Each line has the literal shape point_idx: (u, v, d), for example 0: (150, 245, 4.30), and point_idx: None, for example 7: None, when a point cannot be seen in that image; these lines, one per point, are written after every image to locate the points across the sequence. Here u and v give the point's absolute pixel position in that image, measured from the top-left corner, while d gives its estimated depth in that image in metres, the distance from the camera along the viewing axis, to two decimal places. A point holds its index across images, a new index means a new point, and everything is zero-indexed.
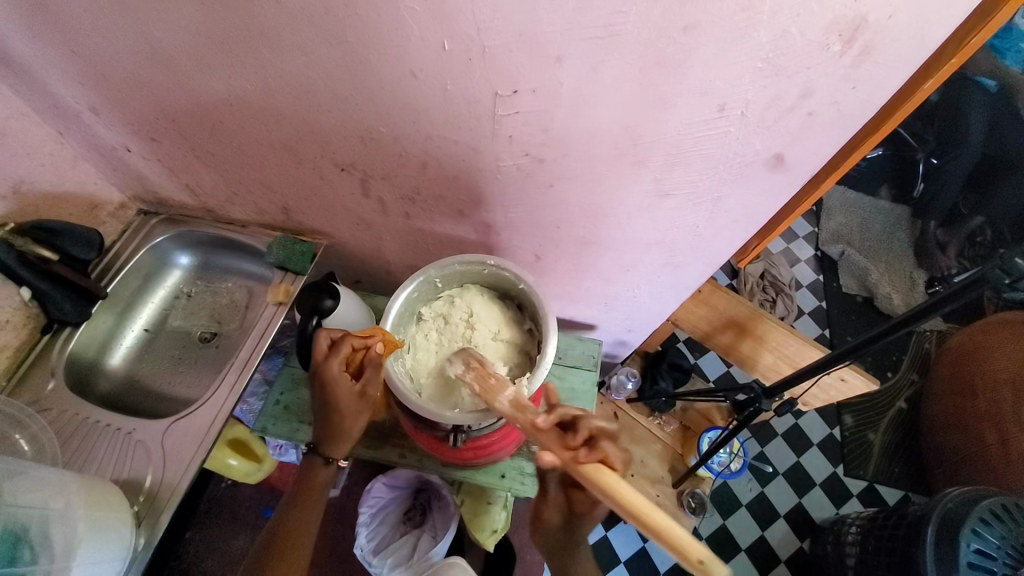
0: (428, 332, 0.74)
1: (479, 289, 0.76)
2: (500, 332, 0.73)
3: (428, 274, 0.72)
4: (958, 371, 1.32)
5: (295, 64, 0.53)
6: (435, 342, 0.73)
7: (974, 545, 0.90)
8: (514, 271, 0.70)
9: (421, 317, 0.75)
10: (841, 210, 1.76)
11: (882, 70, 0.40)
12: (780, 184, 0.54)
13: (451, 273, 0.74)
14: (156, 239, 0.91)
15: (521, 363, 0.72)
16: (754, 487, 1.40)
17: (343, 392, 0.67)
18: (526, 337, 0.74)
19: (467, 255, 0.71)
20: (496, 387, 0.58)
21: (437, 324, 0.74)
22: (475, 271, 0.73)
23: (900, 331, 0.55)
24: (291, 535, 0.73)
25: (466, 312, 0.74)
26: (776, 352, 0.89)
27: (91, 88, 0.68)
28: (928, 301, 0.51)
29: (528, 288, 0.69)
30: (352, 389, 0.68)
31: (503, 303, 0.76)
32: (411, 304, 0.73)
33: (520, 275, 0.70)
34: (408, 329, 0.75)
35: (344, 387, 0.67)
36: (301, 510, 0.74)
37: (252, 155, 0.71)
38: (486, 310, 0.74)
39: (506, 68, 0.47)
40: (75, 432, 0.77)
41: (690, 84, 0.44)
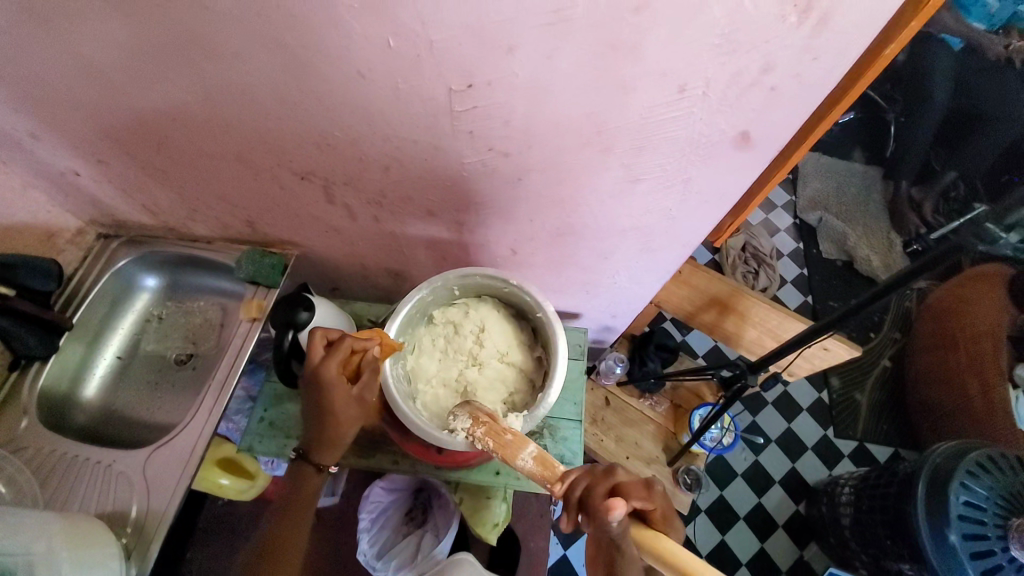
0: (435, 337, 0.74)
1: (495, 304, 0.75)
2: (509, 353, 0.73)
3: (446, 280, 0.70)
4: (939, 327, 1.34)
5: (236, 72, 0.51)
6: (441, 350, 0.73)
7: (963, 498, 0.92)
8: (535, 296, 0.69)
9: (432, 319, 0.75)
10: (817, 176, 1.77)
11: (841, 39, 0.39)
12: (748, 161, 0.53)
13: (470, 284, 0.73)
14: (119, 263, 0.88)
15: (520, 388, 0.72)
16: (750, 457, 1.41)
17: (340, 393, 0.65)
18: (534, 364, 0.73)
19: (489, 270, 0.70)
20: (514, 443, 0.58)
21: (447, 331, 0.74)
22: (497, 287, 0.72)
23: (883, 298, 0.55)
24: (283, 552, 0.69)
25: (477, 325, 0.73)
26: (759, 327, 0.88)
27: (27, 113, 0.64)
28: (908, 267, 0.50)
29: (546, 317, 0.68)
30: (350, 391, 0.65)
31: (517, 323, 0.75)
32: (424, 306, 0.73)
33: (540, 302, 0.69)
34: (415, 330, 0.74)
35: (343, 388, 0.65)
36: (292, 523, 0.71)
37: (207, 169, 0.68)
38: (498, 328, 0.73)
39: (456, 61, 0.45)
40: (54, 468, 0.75)
41: (648, 66, 0.43)
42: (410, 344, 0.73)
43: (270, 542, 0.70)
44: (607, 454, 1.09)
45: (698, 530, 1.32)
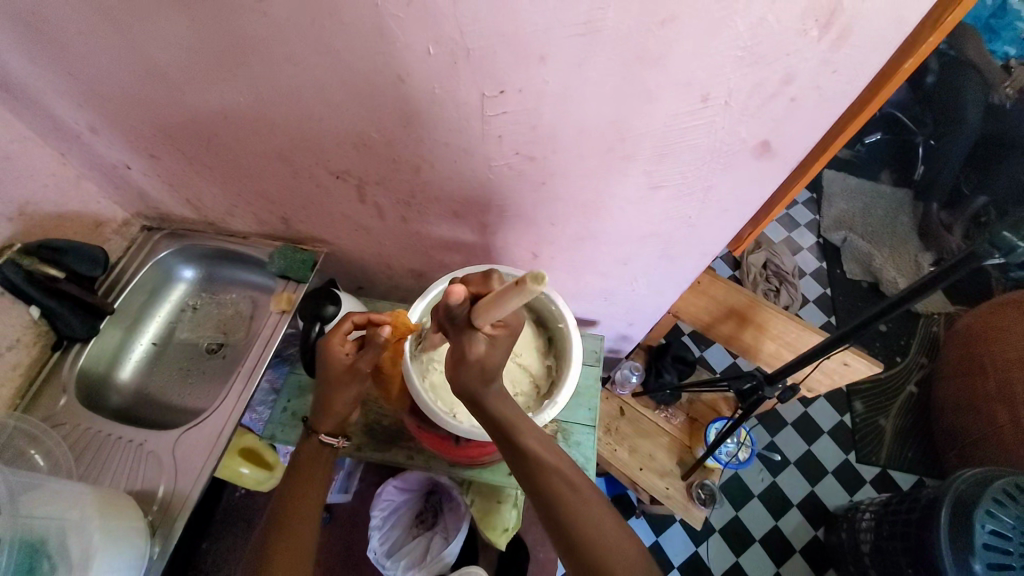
0: None
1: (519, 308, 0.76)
2: (524, 356, 0.73)
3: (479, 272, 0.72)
4: (967, 353, 1.31)
5: (285, 75, 0.55)
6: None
7: (988, 526, 0.89)
8: (561, 304, 0.71)
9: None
10: (842, 196, 1.76)
11: (861, 53, 0.41)
12: (770, 170, 0.54)
13: None
14: (160, 254, 0.93)
15: (526, 391, 0.72)
16: (766, 478, 1.39)
17: (334, 359, 0.69)
18: (543, 372, 0.73)
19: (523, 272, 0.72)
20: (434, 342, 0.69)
21: None
22: (523, 290, 0.74)
23: (901, 309, 0.55)
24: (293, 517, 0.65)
25: None
26: (778, 340, 0.88)
27: (91, 109, 0.69)
28: (928, 275, 0.51)
29: (568, 328, 0.70)
30: (343, 358, 0.69)
31: (536, 329, 0.76)
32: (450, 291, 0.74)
33: (566, 313, 0.70)
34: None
35: (337, 353, 0.69)
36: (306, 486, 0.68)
37: (250, 166, 0.72)
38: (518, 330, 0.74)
39: (490, 68, 0.47)
40: (88, 445, 0.79)
41: (673, 76, 0.45)
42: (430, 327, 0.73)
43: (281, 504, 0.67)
44: (621, 464, 1.09)
45: (710, 550, 1.30)
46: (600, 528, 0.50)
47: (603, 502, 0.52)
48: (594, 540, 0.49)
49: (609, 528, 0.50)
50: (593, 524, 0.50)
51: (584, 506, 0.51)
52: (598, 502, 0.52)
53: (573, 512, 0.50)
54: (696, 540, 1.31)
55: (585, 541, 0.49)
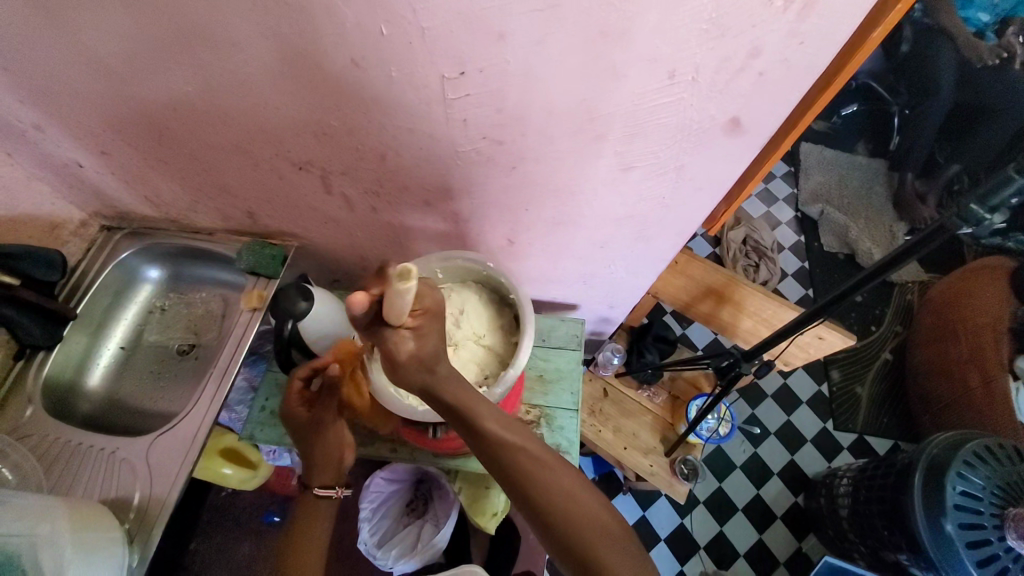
0: None
1: (476, 290, 0.75)
2: (486, 336, 0.72)
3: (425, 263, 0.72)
4: (939, 319, 1.34)
5: (234, 62, 0.52)
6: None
7: (959, 488, 0.92)
8: (511, 276, 0.71)
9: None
10: (819, 169, 1.76)
11: (827, 23, 0.40)
12: (741, 147, 0.53)
13: (453, 267, 0.74)
14: (122, 255, 0.89)
15: (495, 370, 0.69)
16: (748, 450, 1.42)
17: (294, 417, 0.73)
18: (509, 348, 0.71)
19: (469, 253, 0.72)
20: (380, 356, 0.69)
21: None
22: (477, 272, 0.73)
23: (876, 280, 0.55)
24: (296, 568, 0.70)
25: (457, 308, 0.73)
26: (756, 317, 0.88)
27: (31, 104, 0.65)
28: (901, 247, 0.51)
29: (520, 298, 0.69)
30: (302, 413, 0.73)
31: (498, 309, 0.74)
32: None
33: (518, 286, 0.70)
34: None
35: (295, 412, 0.73)
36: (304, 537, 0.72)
37: (208, 160, 0.69)
38: (477, 312, 0.73)
39: (449, 48, 0.45)
40: (58, 456, 0.76)
41: (638, 52, 0.43)
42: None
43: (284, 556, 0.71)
44: (606, 445, 1.09)
45: (696, 522, 1.33)
46: (586, 513, 0.50)
47: (585, 484, 0.52)
48: (582, 524, 0.49)
49: (594, 510, 0.51)
50: (579, 509, 0.50)
51: (568, 491, 0.51)
52: (581, 483, 0.52)
53: (560, 502, 0.50)
54: (682, 513, 1.34)
55: (573, 528, 0.49)
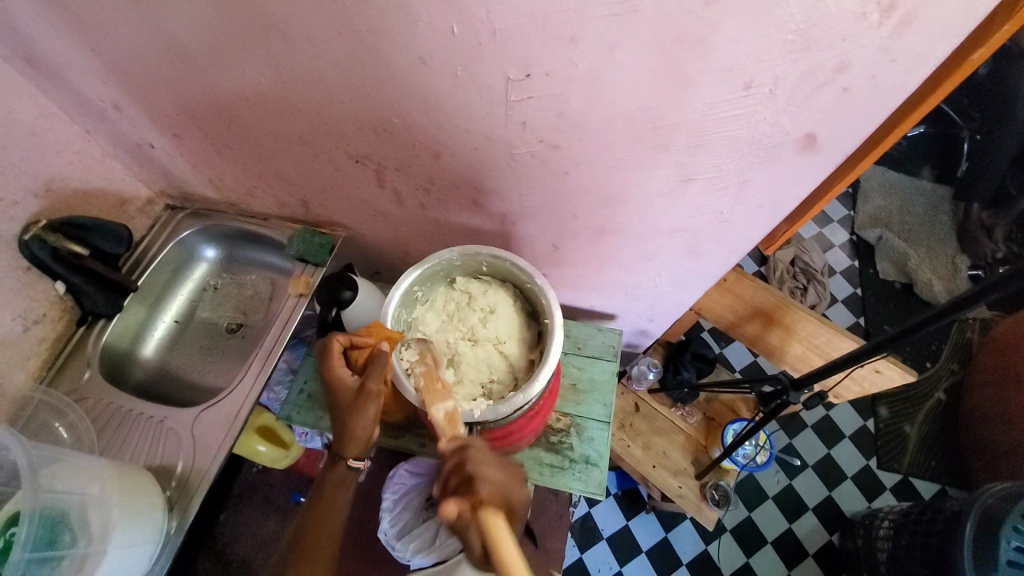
0: (448, 301, 0.73)
1: (513, 294, 0.73)
2: (506, 344, 0.70)
3: (475, 253, 0.69)
4: (1002, 361, 1.25)
5: (305, 55, 0.53)
6: (448, 313, 0.72)
7: (1014, 543, 0.84)
8: (552, 299, 0.65)
9: (454, 283, 0.74)
10: (879, 192, 1.68)
11: (925, 40, 0.37)
12: (813, 166, 0.51)
13: (498, 264, 0.71)
14: (183, 233, 0.93)
15: (503, 382, 0.69)
16: (782, 480, 1.36)
17: (344, 385, 0.66)
18: (525, 366, 0.69)
19: (516, 257, 0.68)
20: (439, 393, 0.61)
21: (461, 300, 0.72)
22: (521, 280, 0.69)
23: (945, 321, 0.51)
24: (313, 537, 0.70)
25: (489, 306, 0.71)
26: (806, 343, 0.84)
27: (115, 86, 0.69)
28: (971, 288, 0.47)
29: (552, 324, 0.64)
30: (352, 381, 0.66)
31: (527, 320, 0.72)
32: (448, 268, 0.72)
33: (552, 310, 0.64)
34: (434, 286, 0.74)
35: (346, 379, 0.66)
36: (324, 506, 0.72)
37: (271, 148, 0.71)
38: (506, 317, 0.71)
39: (518, 49, 0.45)
40: (111, 419, 0.80)
41: (714, 61, 0.42)
42: (425, 295, 0.73)
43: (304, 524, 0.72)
44: (634, 460, 1.07)
45: (720, 549, 1.28)
46: None
47: None
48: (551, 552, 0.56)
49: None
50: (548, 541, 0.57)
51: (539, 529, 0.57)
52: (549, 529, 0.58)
53: None
54: (706, 540, 1.29)
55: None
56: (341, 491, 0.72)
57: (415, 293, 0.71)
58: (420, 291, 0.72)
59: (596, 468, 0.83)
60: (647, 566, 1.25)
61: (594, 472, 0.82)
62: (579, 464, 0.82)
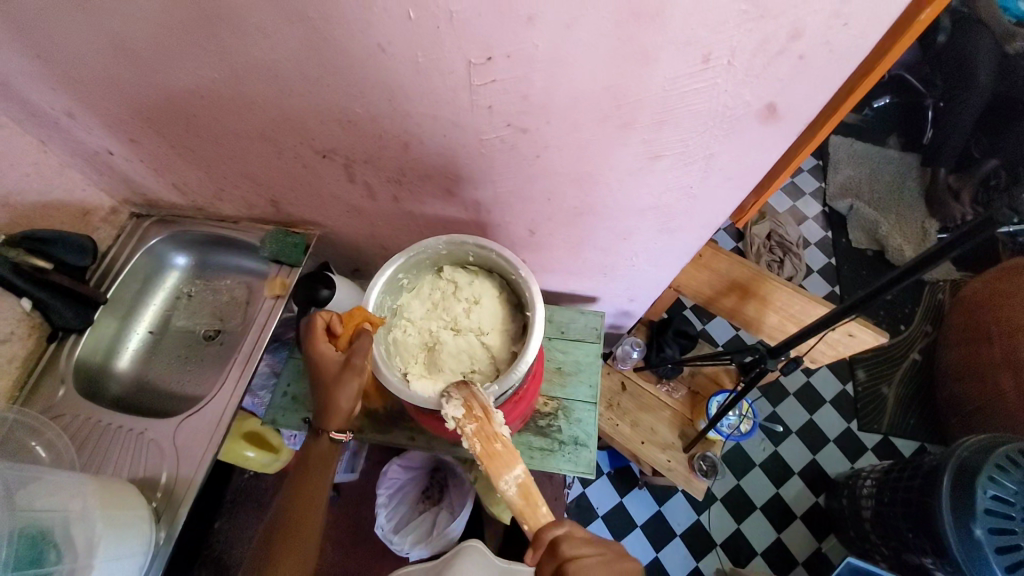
0: (434, 289, 0.72)
1: (501, 287, 0.72)
2: (489, 335, 0.69)
3: (464, 242, 0.68)
4: (972, 319, 1.29)
5: (262, 48, 0.52)
6: (432, 302, 0.71)
7: (990, 492, 0.89)
8: (537, 293, 0.64)
9: (441, 272, 0.73)
10: (848, 162, 1.71)
11: (874, 2, 0.38)
12: (776, 136, 0.51)
13: (486, 255, 0.70)
14: (150, 241, 0.91)
15: (485, 372, 0.67)
16: (768, 448, 1.40)
17: (328, 360, 0.65)
18: (508, 357, 0.68)
19: (503, 248, 0.67)
20: (501, 459, 0.59)
21: (446, 289, 0.71)
22: (507, 271, 0.69)
23: (907, 282, 0.53)
24: (298, 516, 0.67)
25: (474, 296, 0.70)
26: (782, 312, 0.86)
27: (65, 93, 0.66)
28: (934, 247, 0.49)
29: (534, 318, 0.63)
30: (336, 355, 0.65)
31: (512, 313, 0.71)
32: (437, 257, 0.71)
33: (535, 300, 0.64)
34: (421, 274, 0.73)
35: (330, 354, 0.65)
36: (307, 487, 0.67)
37: (234, 148, 0.70)
38: (491, 309, 0.70)
39: (477, 32, 0.44)
40: (89, 435, 0.79)
41: (671, 34, 0.42)
42: (411, 282, 0.72)
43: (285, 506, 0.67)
44: (623, 438, 1.09)
45: (712, 518, 1.31)
46: None
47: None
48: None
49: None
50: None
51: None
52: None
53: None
54: (698, 510, 1.32)
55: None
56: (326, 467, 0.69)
57: (400, 280, 0.70)
58: (406, 279, 0.71)
59: (585, 448, 0.84)
60: (643, 540, 1.28)
61: (583, 452, 0.83)
62: (569, 446, 0.83)
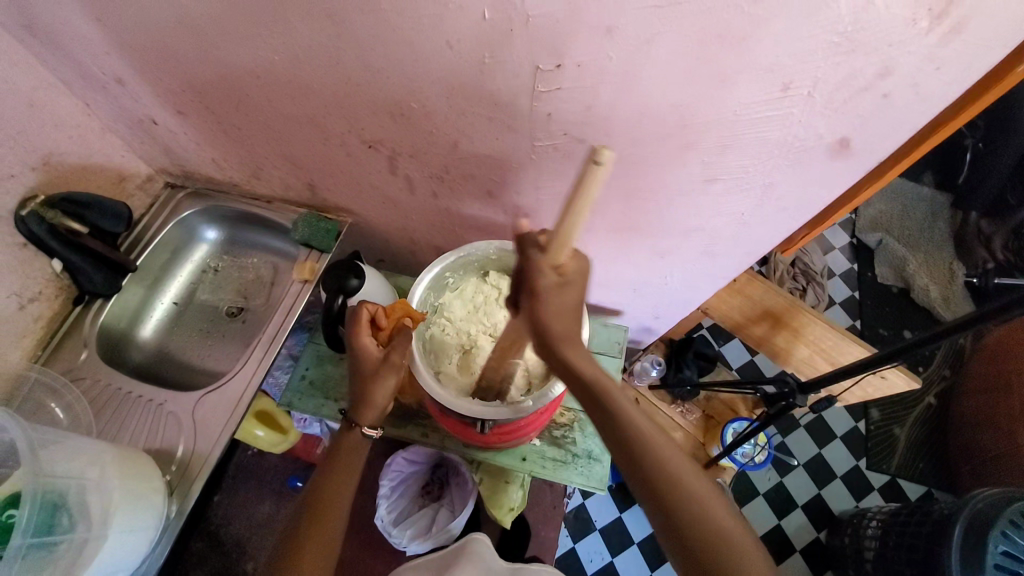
0: (478, 293, 0.73)
1: None
2: None
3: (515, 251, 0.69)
4: (994, 368, 1.26)
5: (325, 34, 0.51)
6: (474, 305, 0.73)
7: (1001, 547, 0.87)
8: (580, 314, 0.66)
9: (486, 276, 0.74)
10: (881, 196, 1.68)
11: (972, 49, 0.36)
12: (842, 171, 0.50)
13: None
14: (183, 213, 0.91)
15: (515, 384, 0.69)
16: (773, 478, 1.38)
17: (367, 353, 0.64)
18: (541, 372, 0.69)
19: None
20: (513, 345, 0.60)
21: (490, 295, 0.73)
22: None
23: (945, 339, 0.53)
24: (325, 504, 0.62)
25: None
26: (812, 346, 0.85)
27: (118, 58, 0.66)
28: (975, 311, 0.50)
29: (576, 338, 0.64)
30: (375, 350, 0.64)
31: None
32: (485, 261, 0.73)
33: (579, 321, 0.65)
34: (467, 275, 0.74)
35: (369, 347, 0.64)
36: (338, 475, 0.65)
37: (279, 129, 0.69)
38: None
39: (549, 39, 0.43)
40: (109, 401, 0.79)
41: (753, 61, 0.41)
42: (455, 282, 0.74)
43: (315, 493, 0.63)
44: None
45: None
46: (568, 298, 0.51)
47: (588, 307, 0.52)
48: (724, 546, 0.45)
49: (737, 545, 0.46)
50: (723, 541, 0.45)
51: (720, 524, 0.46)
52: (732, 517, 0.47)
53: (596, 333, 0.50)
54: None
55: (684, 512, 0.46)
56: (358, 458, 0.67)
57: (446, 279, 0.72)
58: (451, 278, 0.73)
59: (597, 463, 0.83)
60: (639, 557, 1.27)
61: (596, 467, 0.82)
62: (582, 460, 0.83)
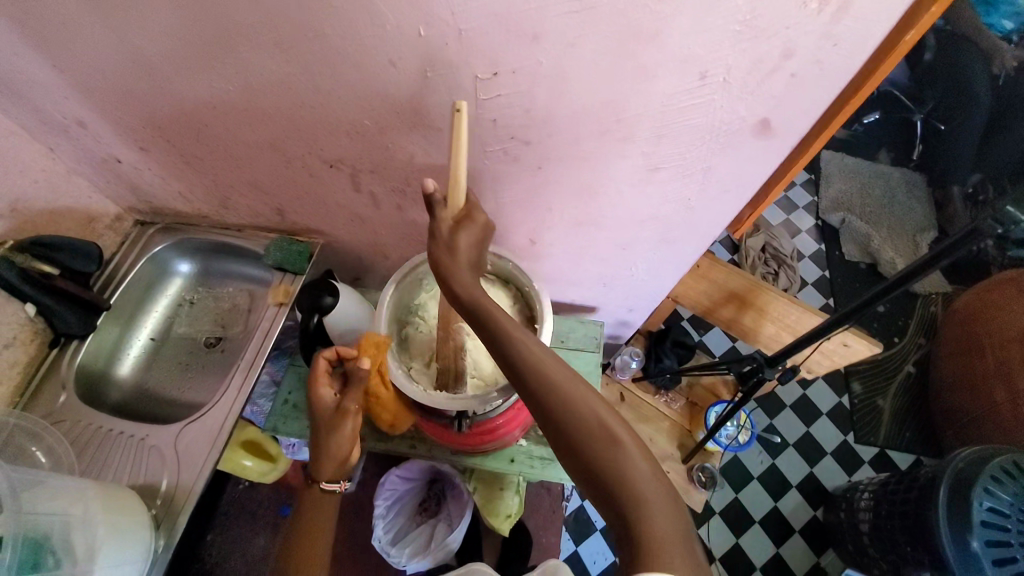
0: None
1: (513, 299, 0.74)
2: None
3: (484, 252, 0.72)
4: (965, 332, 1.30)
5: (275, 63, 0.54)
6: None
7: (986, 503, 0.89)
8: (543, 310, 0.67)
9: None
10: (840, 176, 1.74)
11: (862, 23, 0.40)
12: (769, 150, 0.53)
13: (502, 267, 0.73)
14: (155, 249, 0.92)
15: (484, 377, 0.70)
16: (766, 460, 1.40)
17: (322, 404, 0.67)
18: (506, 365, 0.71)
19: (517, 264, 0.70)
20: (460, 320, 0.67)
21: None
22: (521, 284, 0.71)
23: (898, 289, 0.57)
24: None
25: None
26: (778, 322, 0.88)
27: (77, 101, 0.68)
28: (927, 255, 0.54)
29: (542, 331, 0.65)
30: (330, 400, 0.67)
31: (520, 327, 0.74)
32: None
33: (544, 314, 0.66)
34: None
35: (324, 396, 0.67)
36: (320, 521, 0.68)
37: (243, 158, 0.71)
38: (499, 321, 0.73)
39: (482, 50, 0.46)
40: (91, 438, 0.79)
41: (669, 52, 0.44)
42: (430, 282, 0.75)
43: None
44: None
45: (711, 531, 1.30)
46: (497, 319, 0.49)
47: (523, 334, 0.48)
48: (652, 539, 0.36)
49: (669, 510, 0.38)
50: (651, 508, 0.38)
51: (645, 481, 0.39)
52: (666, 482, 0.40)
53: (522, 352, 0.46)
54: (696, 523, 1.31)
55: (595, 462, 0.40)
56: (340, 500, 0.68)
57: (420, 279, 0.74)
58: (425, 277, 0.74)
59: None
60: None
61: None
62: None
